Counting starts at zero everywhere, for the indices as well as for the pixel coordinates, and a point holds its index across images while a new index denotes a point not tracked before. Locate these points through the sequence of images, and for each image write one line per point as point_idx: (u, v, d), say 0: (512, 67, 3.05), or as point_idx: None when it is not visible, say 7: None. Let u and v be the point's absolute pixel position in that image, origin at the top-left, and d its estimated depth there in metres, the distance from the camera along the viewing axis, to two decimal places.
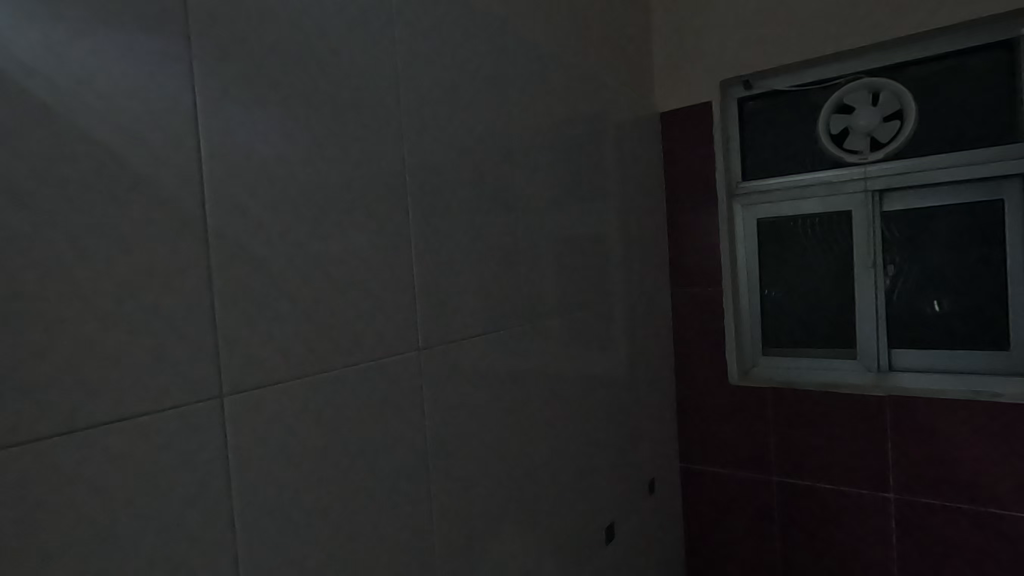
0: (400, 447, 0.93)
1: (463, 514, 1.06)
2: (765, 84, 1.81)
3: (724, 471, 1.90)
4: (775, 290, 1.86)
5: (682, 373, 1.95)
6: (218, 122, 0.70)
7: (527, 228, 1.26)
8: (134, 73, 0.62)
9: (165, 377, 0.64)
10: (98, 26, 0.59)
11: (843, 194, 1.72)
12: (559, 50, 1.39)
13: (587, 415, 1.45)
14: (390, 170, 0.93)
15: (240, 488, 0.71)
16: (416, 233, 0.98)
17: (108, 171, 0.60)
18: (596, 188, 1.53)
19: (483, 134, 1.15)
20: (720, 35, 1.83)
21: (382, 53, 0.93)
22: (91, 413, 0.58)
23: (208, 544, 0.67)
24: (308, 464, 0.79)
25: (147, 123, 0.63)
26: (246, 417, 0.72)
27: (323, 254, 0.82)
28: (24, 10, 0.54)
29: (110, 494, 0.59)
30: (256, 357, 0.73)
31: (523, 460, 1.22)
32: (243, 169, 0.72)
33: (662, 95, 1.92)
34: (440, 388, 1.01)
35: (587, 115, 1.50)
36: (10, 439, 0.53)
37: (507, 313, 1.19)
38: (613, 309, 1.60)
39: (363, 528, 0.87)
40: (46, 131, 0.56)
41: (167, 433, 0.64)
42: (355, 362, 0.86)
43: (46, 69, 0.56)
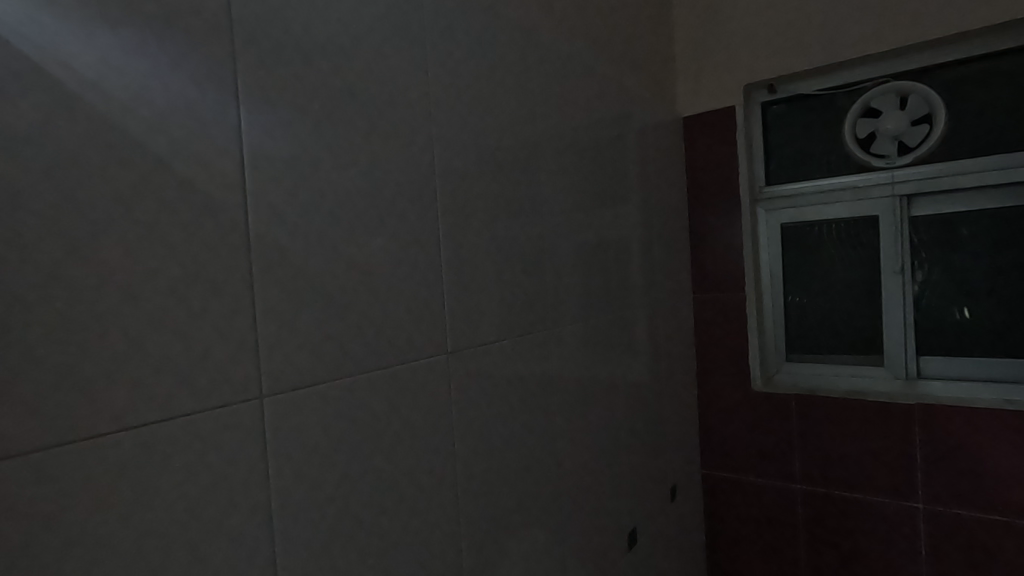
0: (429, 450, 0.94)
1: (489, 517, 1.07)
2: (790, 88, 1.79)
3: (747, 478, 1.88)
4: (799, 296, 1.84)
5: (704, 379, 1.94)
6: (260, 130, 0.72)
7: (551, 232, 1.27)
8: (182, 85, 0.65)
9: (208, 378, 0.66)
10: (153, 41, 0.62)
11: (869, 199, 1.70)
12: (582, 55, 1.40)
13: (610, 420, 1.45)
14: (420, 176, 0.95)
15: (277, 488, 0.73)
16: (446, 239, 0.99)
17: (160, 179, 0.63)
18: (619, 192, 1.54)
19: (510, 139, 1.16)
20: (743, 40, 1.83)
21: (411, 59, 0.95)
22: (141, 411, 0.60)
23: (248, 541, 0.69)
24: (342, 465, 0.81)
25: (194, 133, 0.66)
26: (284, 417, 0.74)
27: (357, 258, 0.84)
28: (86, 28, 0.57)
29: (158, 490, 0.61)
30: (293, 360, 0.75)
31: (548, 464, 1.23)
32: (284, 176, 0.75)
33: (685, 99, 1.91)
34: (467, 392, 1.03)
35: (610, 119, 1.50)
36: (67, 435, 0.55)
37: (533, 318, 1.20)
38: (635, 313, 1.60)
39: (394, 529, 0.88)
40: (103, 141, 0.59)
41: (211, 433, 0.66)
42: (387, 366, 0.88)
43: (104, 82, 0.59)
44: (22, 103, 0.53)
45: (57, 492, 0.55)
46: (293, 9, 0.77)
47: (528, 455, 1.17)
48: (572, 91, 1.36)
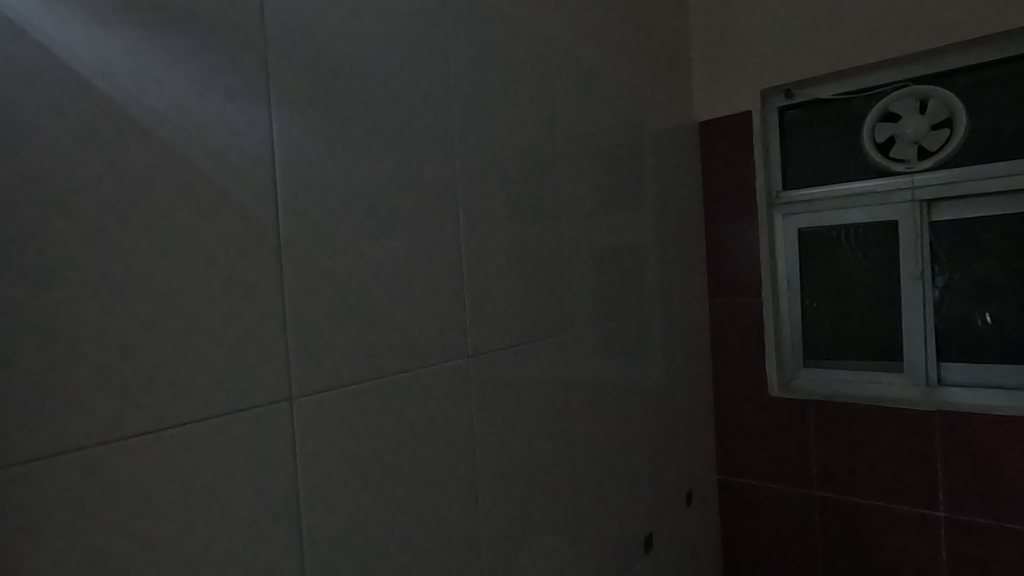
0: (450, 453, 0.96)
1: (507, 518, 1.08)
2: (808, 93, 1.79)
3: (763, 484, 1.87)
4: (817, 301, 1.83)
5: (720, 384, 1.93)
6: (292, 140, 0.75)
7: (568, 237, 1.28)
8: (218, 97, 0.67)
9: (241, 380, 0.68)
10: (192, 55, 0.65)
11: (888, 203, 1.69)
12: (598, 60, 1.41)
13: (626, 424, 1.45)
14: (442, 182, 0.97)
15: (305, 488, 0.74)
16: (466, 244, 1.01)
17: (198, 188, 0.65)
18: (635, 197, 1.54)
19: (528, 145, 1.17)
20: (760, 44, 1.83)
21: (433, 67, 0.96)
22: (178, 412, 0.63)
23: (277, 540, 0.71)
24: (366, 467, 0.82)
25: (230, 143, 0.68)
26: (312, 418, 0.76)
27: (380, 263, 0.85)
28: (130, 43, 0.60)
29: (194, 488, 0.63)
30: (321, 363, 0.77)
31: (565, 467, 1.24)
32: (313, 183, 0.77)
33: (701, 104, 1.92)
34: (487, 395, 1.04)
35: (626, 124, 1.51)
36: (111, 435, 0.58)
37: (550, 322, 1.21)
38: (651, 317, 1.60)
39: (416, 530, 0.90)
40: (146, 152, 0.61)
41: (243, 434, 0.68)
42: (410, 369, 0.89)
43: (147, 96, 0.61)
44: (72, 118, 0.56)
45: (101, 488, 0.57)
46: (321, 20, 0.79)
47: (545, 459, 1.18)
48: (588, 97, 1.37)
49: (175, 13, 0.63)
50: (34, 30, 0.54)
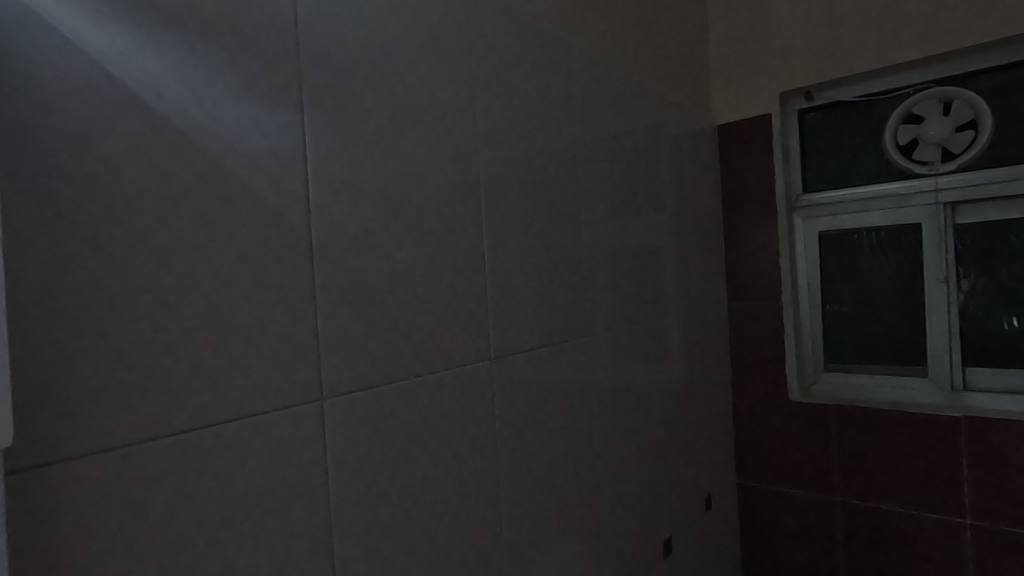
0: (473, 455, 0.97)
1: (529, 519, 1.09)
2: (828, 95, 1.78)
3: (783, 489, 1.86)
4: (838, 304, 1.82)
5: (739, 388, 1.92)
6: (323, 147, 0.77)
7: (588, 240, 1.29)
8: (254, 107, 0.69)
9: (276, 380, 0.71)
10: (230, 67, 0.67)
11: (912, 206, 1.67)
12: (617, 65, 1.42)
13: (645, 428, 1.46)
14: (466, 186, 0.99)
15: (335, 486, 0.76)
16: (488, 247, 1.02)
17: (235, 195, 0.67)
18: (653, 200, 1.55)
19: (548, 149, 1.18)
20: (780, 47, 1.82)
21: (457, 73, 0.98)
22: (218, 411, 0.65)
23: (310, 536, 0.73)
24: (393, 467, 0.84)
25: (264, 151, 0.70)
26: (342, 419, 0.78)
27: (406, 267, 0.87)
28: (173, 56, 0.62)
29: (232, 484, 0.66)
30: (350, 364, 0.79)
31: (586, 469, 1.24)
32: (343, 189, 0.79)
33: (719, 107, 1.92)
34: (509, 397, 1.05)
35: (644, 127, 1.52)
36: (156, 432, 0.60)
37: (569, 325, 1.21)
38: (670, 320, 1.60)
39: (440, 529, 0.91)
40: (187, 161, 0.63)
41: (277, 432, 0.70)
42: (435, 371, 0.91)
43: (189, 107, 0.64)
44: (120, 129, 0.59)
45: (148, 483, 0.59)
46: (349, 30, 0.81)
47: (566, 461, 1.19)
48: (607, 101, 1.37)
49: (213, 27, 0.66)
50: (85, 46, 0.56)
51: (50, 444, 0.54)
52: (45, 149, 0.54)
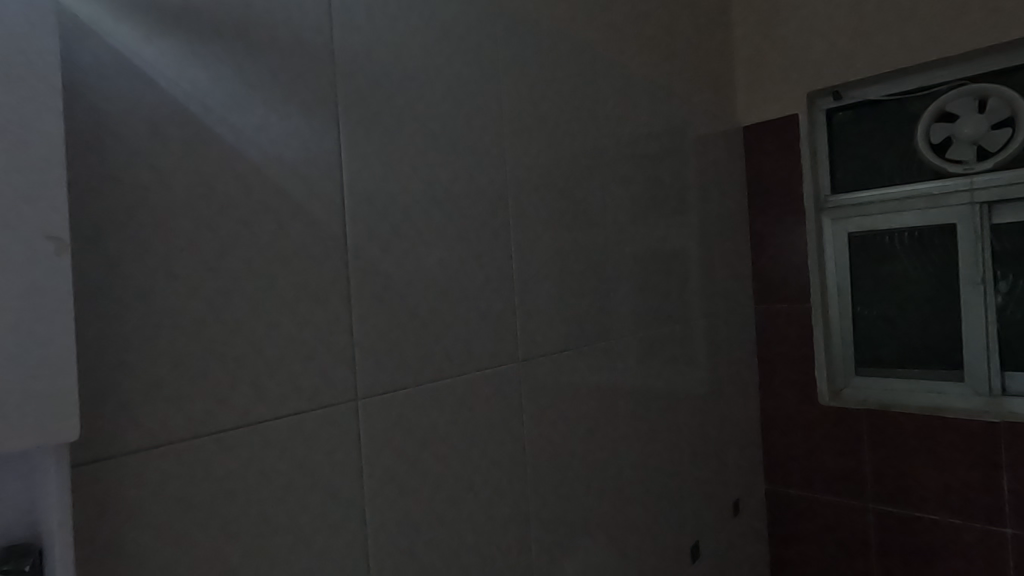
0: (501, 456, 0.98)
1: (558, 521, 1.09)
2: (858, 94, 1.75)
3: (813, 495, 1.82)
4: (869, 307, 1.78)
5: (767, 392, 1.90)
6: (358, 155, 0.79)
7: (614, 243, 1.29)
8: (293, 116, 0.72)
9: (314, 381, 0.73)
10: (271, 79, 0.70)
11: (945, 206, 1.63)
12: (642, 68, 1.42)
13: (671, 432, 1.45)
14: (494, 191, 1.00)
15: (370, 484, 0.78)
16: (515, 251, 1.03)
17: (276, 201, 0.70)
18: (679, 203, 1.54)
19: (574, 152, 1.19)
20: (807, 46, 1.80)
21: (484, 80, 1.00)
22: (259, 409, 0.67)
23: (345, 532, 0.75)
24: (424, 467, 0.86)
25: (303, 159, 0.73)
26: (376, 418, 0.79)
27: (436, 270, 0.89)
28: (218, 69, 0.65)
29: (272, 481, 0.68)
30: (384, 366, 0.81)
31: (613, 472, 1.24)
32: (376, 194, 0.81)
33: (745, 108, 1.90)
34: (537, 399, 1.06)
35: (669, 131, 1.52)
36: (203, 429, 0.63)
37: (596, 328, 1.22)
38: (696, 323, 1.59)
39: (469, 529, 0.92)
40: (232, 169, 0.66)
41: (315, 431, 0.72)
42: (464, 372, 0.93)
43: (233, 118, 0.66)
44: (170, 139, 0.61)
45: (194, 478, 0.62)
46: (381, 40, 0.83)
47: (593, 465, 1.19)
48: (632, 104, 1.38)
49: (257, 41, 0.69)
50: (139, 60, 0.59)
51: (107, 439, 0.56)
52: (101, 158, 0.57)
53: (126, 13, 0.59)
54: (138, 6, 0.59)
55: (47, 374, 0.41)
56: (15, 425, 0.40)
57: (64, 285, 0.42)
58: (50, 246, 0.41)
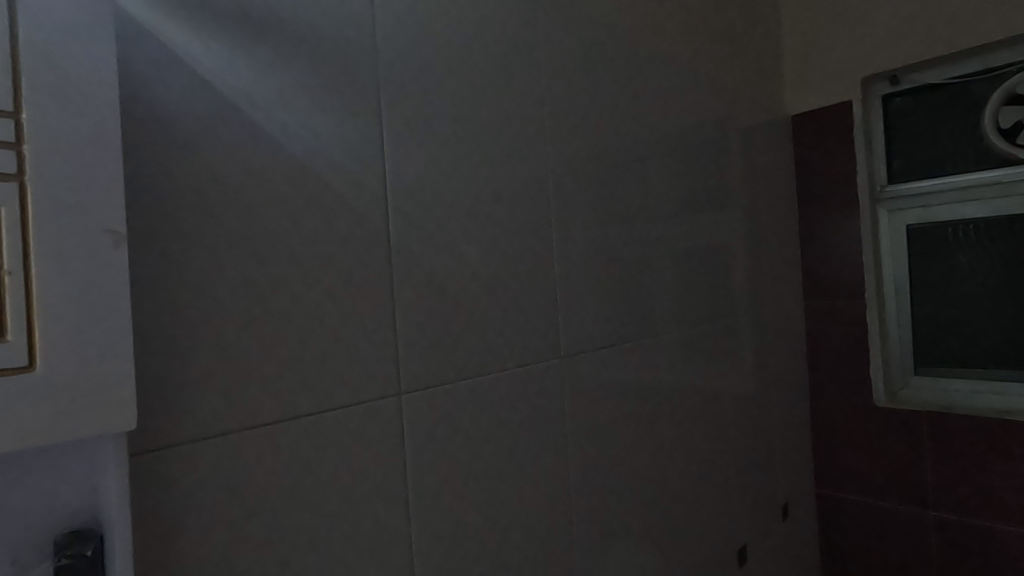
0: (544, 454, 0.97)
1: (601, 521, 1.07)
2: (917, 78, 1.65)
3: (868, 500, 1.73)
4: (930, 303, 1.69)
5: (817, 393, 1.82)
6: (400, 149, 0.79)
7: (657, 237, 1.25)
8: (337, 111, 0.72)
9: (359, 374, 0.73)
10: (315, 74, 0.70)
11: (1016, 194, 1.52)
12: (685, 56, 1.37)
13: (716, 433, 1.40)
14: (535, 184, 0.98)
15: (413, 479, 0.78)
16: (556, 246, 1.01)
17: (321, 196, 0.70)
18: (723, 196, 1.49)
19: (615, 146, 1.15)
20: (861, 29, 1.71)
21: (524, 72, 0.98)
22: (305, 402, 0.68)
23: (390, 525, 0.75)
24: (466, 464, 0.85)
25: (346, 154, 0.73)
26: (418, 415, 0.79)
27: (478, 265, 0.88)
28: (265, 65, 0.66)
29: (318, 474, 0.68)
30: (427, 361, 0.81)
31: (658, 471, 1.21)
32: (418, 189, 0.81)
33: (794, 96, 1.82)
34: (579, 398, 1.04)
35: (713, 121, 1.46)
36: (253, 422, 0.64)
37: (638, 325, 1.18)
38: (742, 320, 1.53)
39: (511, 525, 0.91)
40: (279, 164, 0.67)
41: (359, 425, 0.73)
42: (506, 369, 0.91)
43: (280, 113, 0.67)
44: (221, 135, 0.62)
45: (244, 470, 0.63)
46: (420, 34, 0.83)
47: (637, 465, 1.15)
48: (675, 94, 1.33)
49: (301, 38, 0.69)
50: (189, 60, 0.60)
51: (162, 432, 0.58)
52: (157, 155, 0.58)
53: (176, 14, 0.60)
54: (187, 6, 0.60)
55: (103, 366, 0.42)
56: (76, 413, 0.41)
57: (122, 278, 0.43)
58: (108, 239, 0.42)
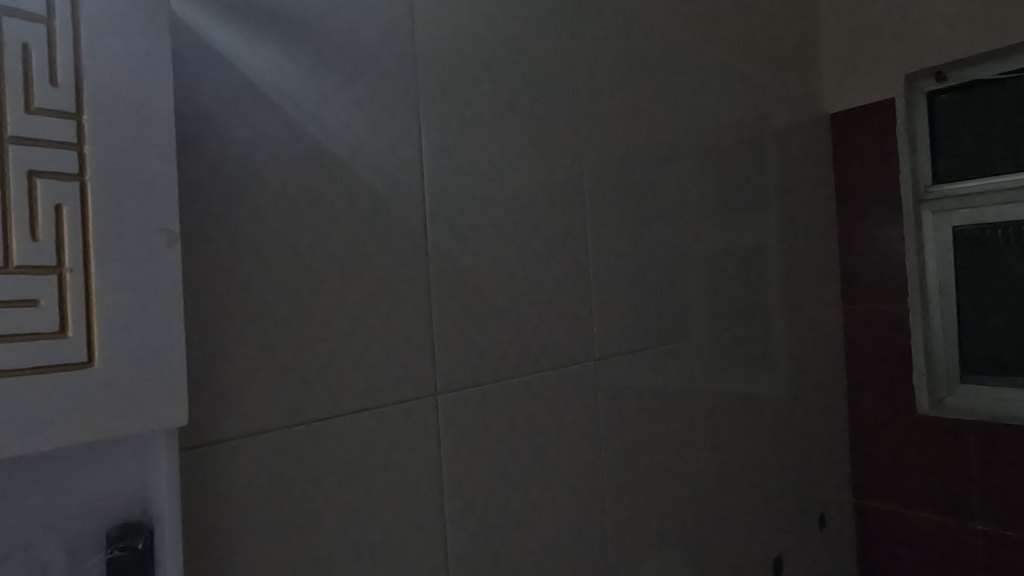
0: (577, 457, 0.95)
1: (635, 526, 1.05)
2: (965, 74, 1.57)
3: (911, 512, 1.66)
4: (977, 308, 1.60)
5: (857, 400, 1.76)
6: (437, 150, 0.79)
7: (692, 237, 1.23)
8: (377, 113, 0.73)
9: (395, 374, 0.73)
10: (356, 75, 0.71)
11: None
12: (721, 54, 1.34)
13: (751, 439, 1.36)
14: (570, 185, 0.97)
15: (448, 479, 0.78)
16: (590, 246, 1.00)
17: (361, 197, 0.71)
18: (759, 196, 1.45)
19: (648, 145, 1.13)
20: (905, 24, 1.65)
21: (558, 71, 0.97)
22: (345, 402, 0.68)
23: (425, 525, 0.75)
24: (500, 465, 0.84)
25: (386, 155, 0.73)
26: (453, 415, 0.79)
27: (514, 265, 0.88)
28: (308, 68, 0.67)
29: (356, 472, 0.69)
30: (462, 362, 0.80)
31: (692, 477, 1.18)
32: (455, 189, 0.81)
33: (833, 94, 1.77)
34: (613, 400, 1.02)
35: (749, 120, 1.43)
36: (295, 419, 0.64)
37: (672, 329, 1.16)
38: (778, 323, 1.49)
39: (545, 528, 0.90)
40: (321, 166, 0.67)
41: (396, 424, 0.73)
42: (540, 370, 0.90)
43: (322, 115, 0.68)
44: (264, 137, 0.63)
45: (285, 467, 0.63)
46: (456, 32, 0.82)
47: (671, 470, 1.13)
48: (711, 93, 1.30)
49: (340, 39, 0.69)
50: (237, 63, 0.61)
51: (207, 428, 0.59)
52: (205, 156, 0.59)
53: (225, 17, 0.60)
54: (232, 9, 0.61)
55: (156, 363, 0.43)
56: (129, 408, 0.41)
57: (174, 277, 0.44)
58: (162, 238, 0.43)
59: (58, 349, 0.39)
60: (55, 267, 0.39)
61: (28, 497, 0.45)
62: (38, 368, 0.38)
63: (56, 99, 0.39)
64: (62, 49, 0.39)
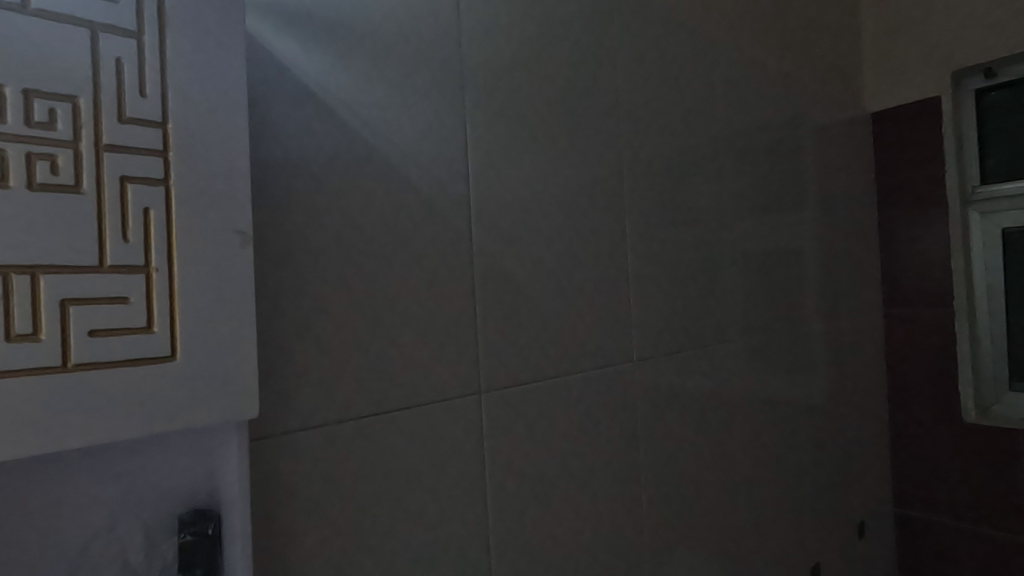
0: (614, 458, 0.96)
1: (672, 528, 1.05)
2: (1016, 72, 1.51)
3: (956, 523, 1.61)
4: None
5: (898, 406, 1.71)
6: (482, 152, 0.81)
7: (730, 239, 1.22)
8: (427, 116, 0.75)
9: (440, 373, 0.74)
10: (406, 79, 0.73)
11: None
12: (760, 54, 1.32)
13: (789, 443, 1.34)
14: (609, 186, 0.98)
15: (490, 476, 0.79)
16: (628, 247, 1.00)
17: (409, 199, 0.72)
18: (798, 197, 1.43)
19: (687, 146, 1.13)
20: (951, 20, 1.59)
21: (598, 74, 0.97)
22: (392, 399, 0.70)
23: (468, 520, 0.77)
24: (539, 463, 0.85)
25: (434, 158, 0.75)
26: (495, 413, 0.80)
27: (555, 266, 0.88)
28: (363, 72, 0.69)
29: (403, 466, 0.70)
30: (503, 362, 0.81)
31: (729, 480, 1.17)
32: (499, 191, 0.82)
33: (876, 93, 1.73)
34: (651, 402, 1.02)
35: (788, 119, 1.40)
36: (347, 415, 0.66)
37: (710, 331, 1.15)
38: (816, 327, 1.46)
39: (583, 526, 0.91)
40: (374, 169, 0.70)
41: (441, 421, 0.74)
42: (579, 370, 0.91)
43: (375, 120, 0.70)
44: (320, 140, 0.65)
45: (338, 461, 0.65)
46: (499, 35, 0.84)
47: (708, 472, 1.12)
48: (749, 93, 1.29)
49: (392, 45, 0.72)
50: (296, 70, 0.64)
51: (267, 421, 0.61)
52: (266, 160, 0.61)
53: (284, 25, 0.63)
54: (292, 18, 0.63)
55: (229, 356, 0.45)
56: (206, 399, 0.44)
57: (247, 276, 0.46)
58: (237, 240, 0.45)
59: (146, 344, 0.41)
60: (143, 266, 0.42)
61: (112, 481, 0.48)
62: (129, 361, 0.40)
63: (146, 108, 0.42)
64: (149, 61, 0.42)
